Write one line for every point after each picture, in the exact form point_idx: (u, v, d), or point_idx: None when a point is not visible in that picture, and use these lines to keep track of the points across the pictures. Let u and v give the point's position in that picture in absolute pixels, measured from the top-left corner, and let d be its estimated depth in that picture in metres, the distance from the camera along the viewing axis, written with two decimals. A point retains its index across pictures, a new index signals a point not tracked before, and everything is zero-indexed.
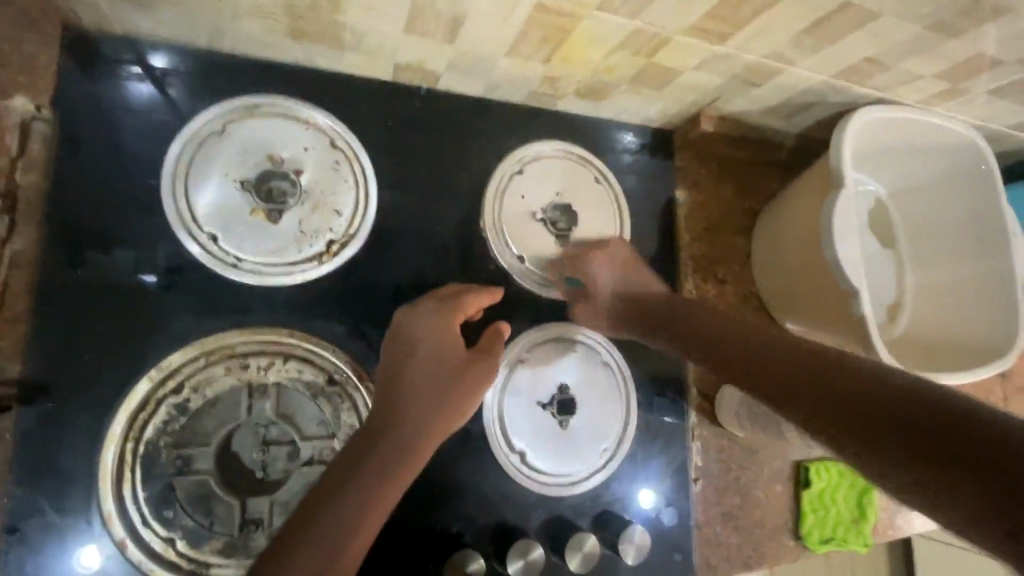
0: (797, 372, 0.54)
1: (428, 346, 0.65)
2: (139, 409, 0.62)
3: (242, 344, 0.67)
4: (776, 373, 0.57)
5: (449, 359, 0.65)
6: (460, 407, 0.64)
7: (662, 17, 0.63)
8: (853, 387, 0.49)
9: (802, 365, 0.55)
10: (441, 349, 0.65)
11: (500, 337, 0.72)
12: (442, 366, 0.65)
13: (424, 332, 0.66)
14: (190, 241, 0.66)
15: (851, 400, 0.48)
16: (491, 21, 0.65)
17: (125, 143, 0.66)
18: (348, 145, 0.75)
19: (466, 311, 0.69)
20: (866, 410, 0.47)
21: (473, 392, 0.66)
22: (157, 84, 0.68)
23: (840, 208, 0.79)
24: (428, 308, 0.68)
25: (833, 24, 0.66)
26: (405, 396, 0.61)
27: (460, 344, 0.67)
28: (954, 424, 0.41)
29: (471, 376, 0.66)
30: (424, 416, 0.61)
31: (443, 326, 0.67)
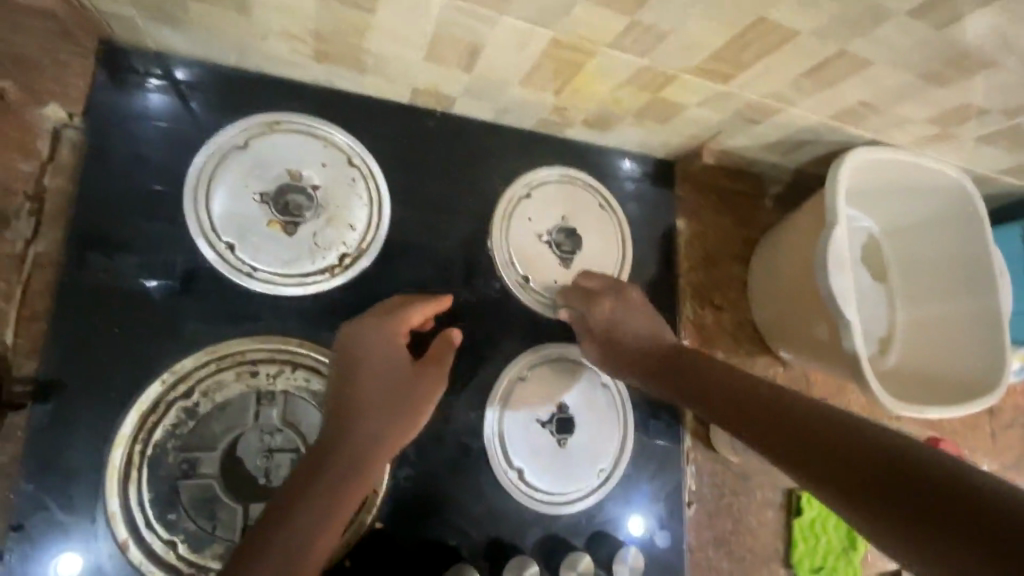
0: (799, 426, 0.55)
1: (371, 363, 0.65)
2: (150, 411, 0.63)
3: (253, 351, 0.68)
4: (780, 426, 0.57)
5: (394, 375, 0.66)
6: (402, 424, 0.65)
7: (670, 56, 0.67)
8: (854, 447, 0.50)
9: (803, 421, 0.56)
10: (386, 365, 0.66)
11: (450, 345, 0.70)
12: (386, 381, 0.65)
13: (373, 348, 0.66)
14: (208, 250, 0.68)
15: (850, 462, 0.49)
16: (508, 53, 0.69)
17: (152, 153, 0.69)
18: (364, 163, 0.78)
19: (407, 324, 0.68)
20: (865, 471, 0.48)
21: (414, 408, 0.66)
22: (185, 97, 0.71)
23: (834, 241, 0.82)
24: (374, 322, 0.68)
25: (830, 70, 0.69)
26: (348, 416, 0.63)
27: (400, 358, 0.67)
28: (949, 491, 0.42)
29: (414, 389, 0.67)
30: (368, 434, 0.63)
31: (381, 342, 0.67)
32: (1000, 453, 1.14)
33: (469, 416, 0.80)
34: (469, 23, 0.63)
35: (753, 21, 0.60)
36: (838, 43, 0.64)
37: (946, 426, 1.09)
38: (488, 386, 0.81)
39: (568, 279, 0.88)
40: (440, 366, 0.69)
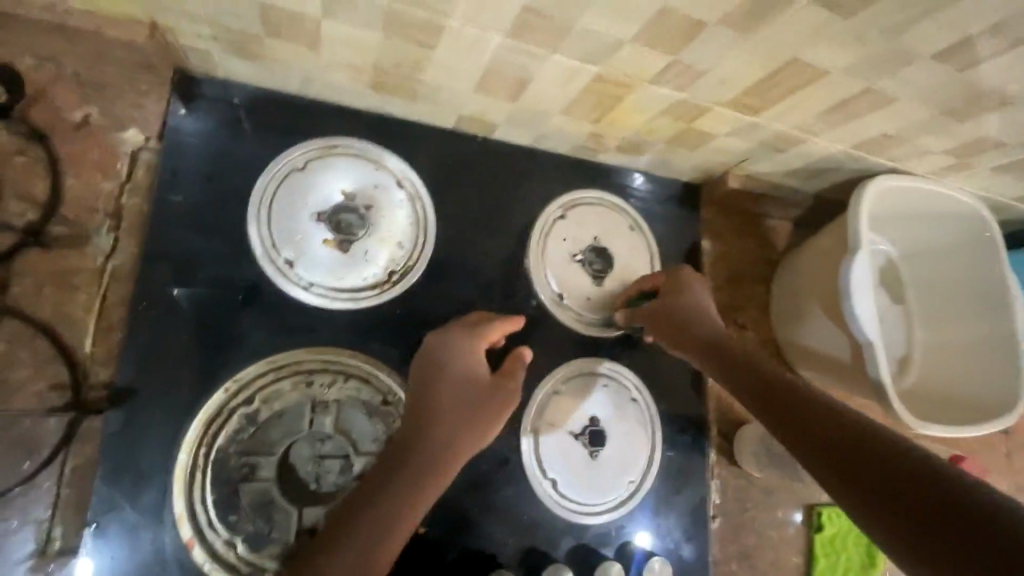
0: (828, 433, 0.60)
1: (450, 374, 0.70)
2: (214, 417, 0.67)
3: (308, 361, 0.72)
4: (809, 433, 0.61)
5: (472, 386, 0.70)
6: (479, 431, 0.69)
7: (705, 91, 0.72)
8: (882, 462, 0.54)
9: (834, 433, 0.59)
10: (464, 377, 0.70)
11: (522, 361, 0.74)
12: (464, 391, 0.70)
13: (453, 360, 0.71)
14: (269, 265, 0.73)
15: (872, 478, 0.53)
16: (552, 87, 0.73)
17: (219, 174, 0.73)
18: (412, 184, 0.82)
19: (486, 338, 0.73)
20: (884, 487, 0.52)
21: (491, 417, 0.70)
22: (250, 122, 0.76)
23: (857, 264, 0.85)
24: (454, 336, 0.72)
25: (856, 106, 0.74)
26: (426, 420, 0.67)
27: (478, 371, 0.71)
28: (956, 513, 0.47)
29: (489, 401, 0.71)
30: (444, 439, 0.67)
31: (463, 354, 0.71)
32: (1015, 474, 1.16)
33: (506, 427, 0.83)
34: (521, 59, 0.67)
35: (787, 62, 0.65)
36: (865, 81, 0.68)
37: (963, 445, 1.12)
38: (524, 399, 0.85)
39: (600, 297, 0.92)
40: (514, 381, 0.73)
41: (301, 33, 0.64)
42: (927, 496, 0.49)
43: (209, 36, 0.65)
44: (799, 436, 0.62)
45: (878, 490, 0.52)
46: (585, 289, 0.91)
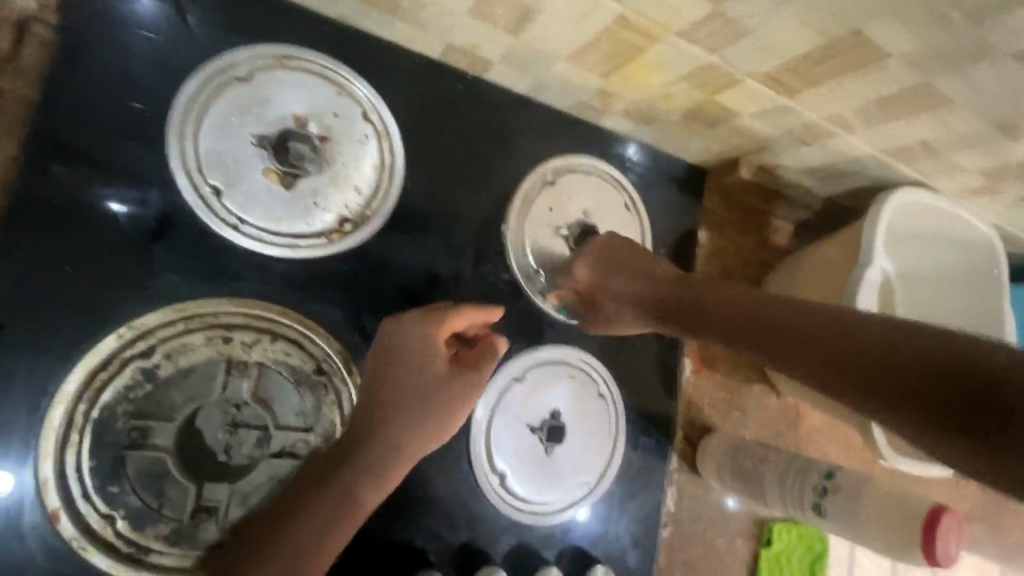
0: (812, 334, 0.56)
1: (408, 358, 0.60)
2: (101, 367, 0.55)
3: (229, 314, 0.61)
4: (793, 338, 0.58)
5: (434, 374, 0.61)
6: (437, 430, 0.59)
7: (740, 57, 0.60)
8: (870, 352, 0.50)
9: (817, 330, 0.56)
10: (428, 364, 0.61)
11: (493, 352, 0.64)
12: (425, 377, 0.60)
13: (415, 344, 0.61)
14: (190, 192, 0.59)
15: (855, 364, 0.51)
16: (563, 24, 0.61)
17: (136, 70, 0.59)
18: (381, 119, 0.69)
19: (449, 325, 0.62)
20: (873, 370, 0.49)
21: (448, 415, 0.60)
22: (185, 10, 0.61)
23: (866, 281, 0.77)
24: (416, 318, 0.62)
25: (903, 103, 0.64)
26: (382, 408, 0.58)
27: (435, 360, 0.61)
28: (942, 368, 0.44)
29: (449, 393, 0.61)
30: (407, 428, 0.58)
31: (418, 342, 0.61)
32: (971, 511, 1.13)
33: None
34: None
35: (845, 35, 0.54)
36: (924, 74, 0.58)
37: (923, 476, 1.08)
38: (481, 382, 0.76)
39: None
40: (483, 374, 0.63)
41: None
42: (916, 364, 0.46)
43: None
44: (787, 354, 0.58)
45: (870, 370, 0.49)
46: None
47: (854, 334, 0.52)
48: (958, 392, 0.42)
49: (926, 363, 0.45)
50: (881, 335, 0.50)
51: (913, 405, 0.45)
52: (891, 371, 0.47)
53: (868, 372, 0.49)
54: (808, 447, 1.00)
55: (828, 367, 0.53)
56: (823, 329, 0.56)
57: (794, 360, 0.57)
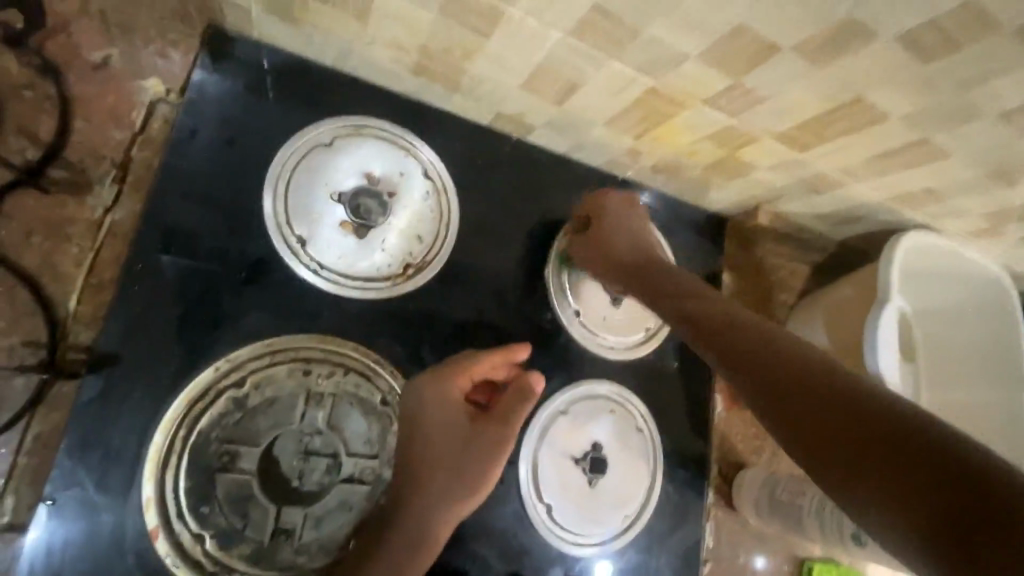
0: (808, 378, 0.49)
1: (432, 417, 0.65)
2: (199, 396, 0.61)
3: (308, 349, 0.67)
4: (782, 380, 0.50)
5: (462, 423, 0.66)
6: (479, 479, 0.65)
7: (758, 120, 0.69)
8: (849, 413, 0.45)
9: (817, 380, 0.49)
10: (456, 416, 0.65)
11: (523, 395, 0.66)
12: (455, 428, 0.65)
13: (438, 401, 0.65)
14: (279, 241, 0.68)
15: (862, 435, 0.43)
16: (601, 96, 0.70)
17: (241, 139, 0.69)
18: (439, 176, 0.78)
19: (465, 375, 0.67)
20: (874, 439, 0.42)
21: (483, 462, 0.66)
22: (278, 86, 0.71)
23: (884, 320, 0.83)
24: (431, 377, 0.66)
25: (906, 156, 0.72)
26: (414, 471, 0.64)
27: (457, 414, 0.66)
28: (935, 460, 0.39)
29: (480, 440, 0.66)
30: (447, 483, 0.64)
31: (440, 401, 0.65)
32: None
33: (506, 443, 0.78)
34: (578, 61, 0.64)
35: (850, 102, 0.63)
36: (922, 131, 0.66)
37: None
38: (526, 415, 0.80)
39: (617, 318, 0.88)
40: (513, 418, 0.67)
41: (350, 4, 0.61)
42: (944, 454, 0.39)
43: None
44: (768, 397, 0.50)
45: (887, 445, 0.42)
46: (603, 308, 0.87)
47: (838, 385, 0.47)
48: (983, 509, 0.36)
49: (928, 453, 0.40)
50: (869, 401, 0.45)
51: (910, 497, 0.39)
52: (908, 451, 0.40)
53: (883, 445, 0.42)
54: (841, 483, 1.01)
55: (818, 433, 0.45)
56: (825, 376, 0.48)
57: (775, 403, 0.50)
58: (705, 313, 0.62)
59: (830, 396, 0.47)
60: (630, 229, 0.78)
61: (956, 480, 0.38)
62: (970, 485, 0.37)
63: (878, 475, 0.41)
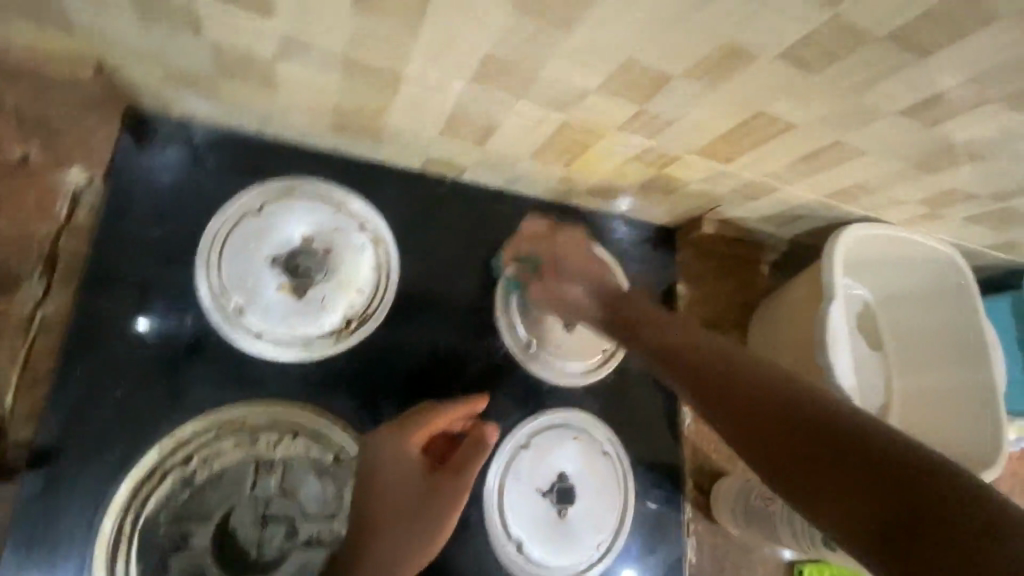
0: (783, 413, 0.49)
1: (392, 469, 0.64)
2: (145, 479, 0.62)
3: (254, 417, 0.68)
4: (762, 415, 0.51)
5: (420, 476, 0.65)
6: (432, 533, 0.65)
7: (674, 140, 0.70)
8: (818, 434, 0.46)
9: (795, 407, 0.50)
10: (415, 470, 0.65)
11: (482, 446, 0.67)
12: (413, 482, 0.64)
13: (397, 455, 0.64)
14: (216, 312, 0.69)
15: (842, 462, 0.44)
16: (518, 134, 0.71)
17: (170, 215, 0.70)
18: (375, 227, 0.79)
19: (429, 428, 0.66)
20: (853, 465, 0.43)
21: (439, 516, 0.65)
22: (203, 158, 0.73)
23: (835, 314, 0.84)
24: (394, 429, 0.65)
25: (825, 157, 0.73)
26: (373, 524, 0.62)
27: (417, 467, 0.65)
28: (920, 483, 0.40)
29: (438, 494, 0.65)
30: (402, 538, 0.62)
31: (402, 454, 0.65)
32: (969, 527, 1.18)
33: (470, 484, 0.79)
34: (488, 105, 0.65)
35: (756, 115, 0.64)
36: (833, 134, 0.67)
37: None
38: (488, 452, 0.80)
39: (571, 343, 0.88)
40: (469, 471, 0.66)
41: (255, 77, 0.62)
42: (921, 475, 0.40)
43: (158, 77, 0.63)
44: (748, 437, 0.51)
45: (866, 475, 0.42)
46: (556, 335, 0.88)
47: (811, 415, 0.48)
48: (962, 529, 0.36)
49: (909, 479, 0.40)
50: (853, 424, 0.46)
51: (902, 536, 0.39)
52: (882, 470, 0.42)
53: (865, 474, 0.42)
54: None
55: (799, 466, 0.46)
56: (811, 408, 0.49)
57: (756, 441, 0.50)
58: (676, 343, 0.65)
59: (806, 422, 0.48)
60: (588, 267, 0.81)
61: (939, 505, 0.38)
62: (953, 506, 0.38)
63: (870, 503, 0.41)
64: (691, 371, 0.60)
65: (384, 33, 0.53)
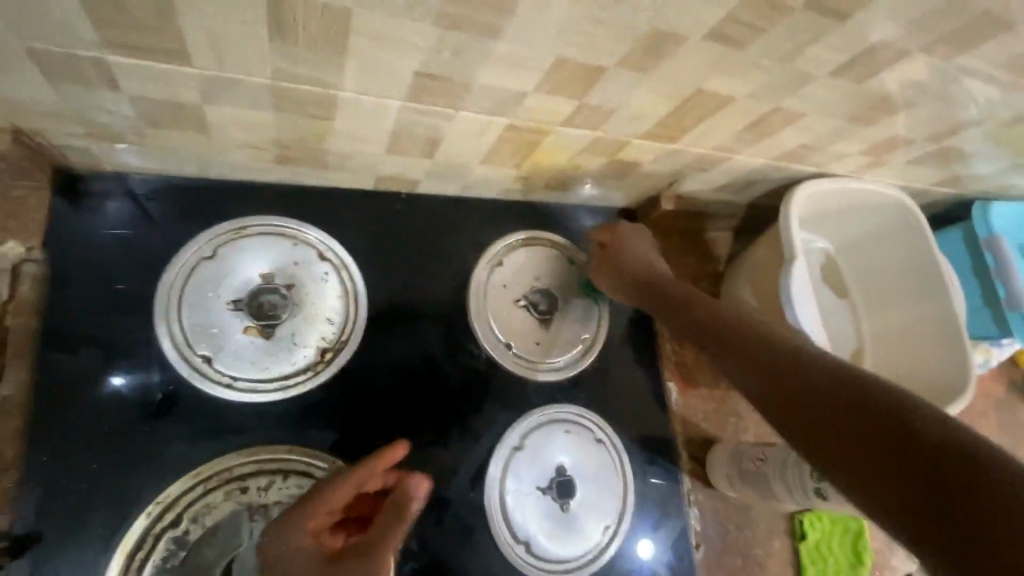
0: (827, 402, 0.57)
1: (288, 566, 0.58)
2: (137, 547, 0.62)
3: (240, 465, 0.68)
4: (789, 384, 0.61)
5: (318, 564, 0.58)
6: None
7: (619, 128, 0.71)
8: (880, 422, 0.53)
9: (827, 394, 0.58)
10: (311, 555, 0.59)
11: (394, 515, 0.61)
12: (310, 572, 0.57)
13: (289, 543, 0.59)
14: (185, 366, 0.68)
15: (858, 435, 0.54)
16: (466, 141, 0.71)
17: (117, 276, 0.68)
18: (336, 254, 0.78)
19: (320, 508, 0.62)
20: (875, 438, 0.52)
21: None
22: (144, 210, 0.70)
23: (797, 273, 0.86)
24: (283, 521, 0.61)
25: (768, 123, 0.74)
26: None
27: (315, 557, 0.58)
28: (914, 443, 0.50)
29: None
30: None
31: (295, 546, 0.59)
32: None
33: (469, 495, 0.79)
34: (428, 118, 0.64)
35: (693, 94, 0.65)
36: (770, 101, 0.68)
37: None
38: (482, 460, 0.81)
39: (550, 338, 0.89)
40: (378, 543, 0.58)
41: (184, 121, 0.60)
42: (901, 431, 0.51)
43: (81, 135, 0.61)
44: (788, 408, 0.61)
45: (866, 447, 0.53)
46: (533, 333, 0.89)
47: (849, 399, 0.56)
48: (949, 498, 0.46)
49: (903, 437, 0.51)
50: (865, 405, 0.55)
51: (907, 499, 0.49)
52: (884, 435, 0.52)
53: (892, 459, 0.51)
54: None
55: (840, 436, 0.55)
56: (847, 391, 0.57)
57: (796, 414, 0.60)
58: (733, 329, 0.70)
59: (841, 404, 0.56)
60: (645, 260, 0.85)
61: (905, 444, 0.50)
62: (935, 462, 0.48)
63: (873, 461, 0.52)
64: (736, 357, 0.68)
65: (309, 62, 0.52)
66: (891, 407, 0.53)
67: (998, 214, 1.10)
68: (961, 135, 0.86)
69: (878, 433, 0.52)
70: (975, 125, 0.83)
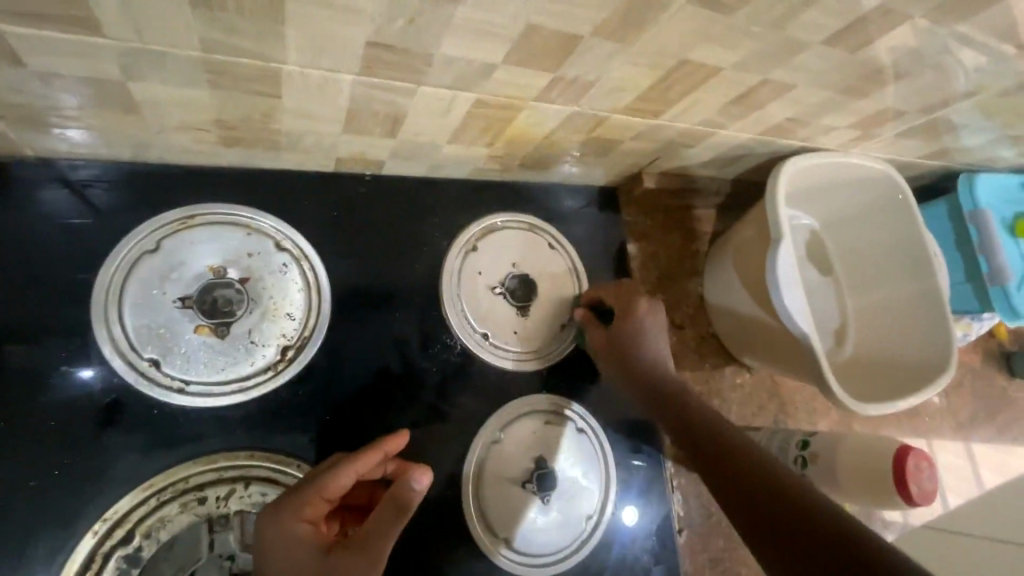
0: (774, 498, 0.57)
1: (278, 558, 0.52)
2: (85, 568, 0.58)
3: (197, 474, 0.63)
4: (740, 478, 0.61)
5: (314, 554, 0.52)
6: None
7: (596, 103, 0.66)
8: (817, 526, 0.53)
9: (772, 493, 0.58)
10: (304, 548, 0.53)
11: (393, 505, 0.54)
12: (305, 562, 0.52)
13: (284, 531, 0.54)
14: (130, 371, 0.62)
15: (796, 535, 0.54)
16: (432, 119, 0.65)
17: (50, 274, 0.62)
18: (294, 244, 0.72)
19: (319, 497, 0.56)
20: (812, 540, 0.52)
21: None
22: (76, 200, 0.64)
23: (783, 254, 0.82)
24: (278, 507, 0.55)
25: (755, 96, 0.70)
26: None
27: (308, 550, 0.53)
28: (847, 553, 0.50)
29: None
30: None
31: (289, 535, 0.54)
32: (921, 423, 1.26)
33: (446, 491, 0.76)
34: (387, 95, 0.58)
35: (677, 65, 0.59)
36: (758, 73, 0.64)
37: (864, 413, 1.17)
38: (459, 455, 0.78)
39: (529, 327, 0.85)
40: (376, 537, 0.53)
41: (109, 101, 0.53)
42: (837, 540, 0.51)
43: None
44: (735, 497, 0.60)
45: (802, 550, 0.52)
46: (511, 321, 0.85)
47: (796, 503, 0.56)
48: None
49: (837, 544, 0.51)
50: (810, 509, 0.55)
51: None
52: (819, 538, 0.52)
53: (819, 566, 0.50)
54: (792, 413, 1.03)
55: (779, 532, 0.55)
56: (792, 495, 0.57)
57: (741, 507, 0.59)
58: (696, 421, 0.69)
59: (788, 502, 0.56)
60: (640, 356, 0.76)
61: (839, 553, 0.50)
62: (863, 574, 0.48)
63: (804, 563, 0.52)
64: (715, 463, 0.64)
65: (244, 32, 0.46)
66: (840, 524, 0.53)
67: (983, 188, 1.08)
68: (953, 107, 0.82)
69: (815, 536, 0.52)
70: (968, 96, 0.79)
